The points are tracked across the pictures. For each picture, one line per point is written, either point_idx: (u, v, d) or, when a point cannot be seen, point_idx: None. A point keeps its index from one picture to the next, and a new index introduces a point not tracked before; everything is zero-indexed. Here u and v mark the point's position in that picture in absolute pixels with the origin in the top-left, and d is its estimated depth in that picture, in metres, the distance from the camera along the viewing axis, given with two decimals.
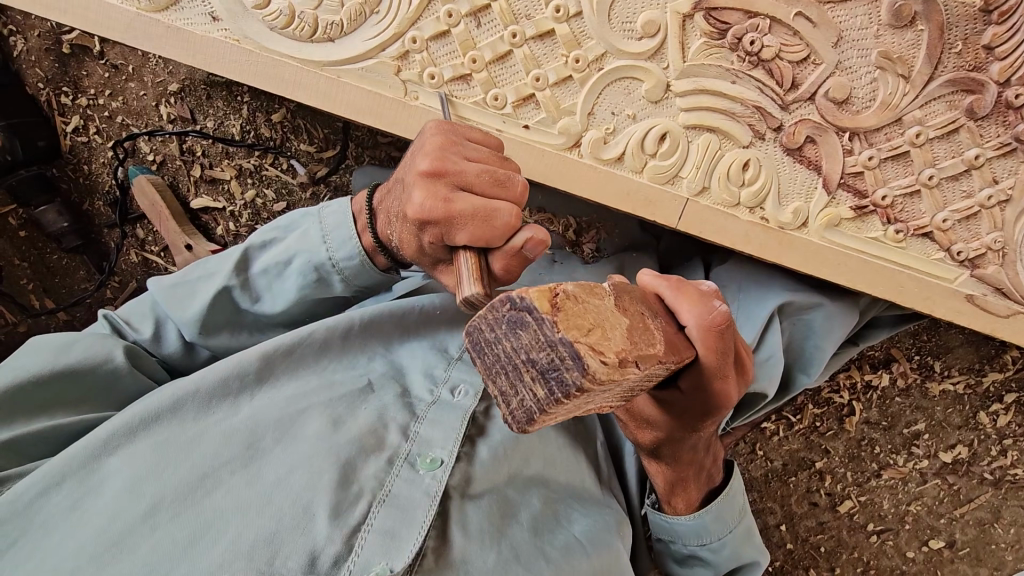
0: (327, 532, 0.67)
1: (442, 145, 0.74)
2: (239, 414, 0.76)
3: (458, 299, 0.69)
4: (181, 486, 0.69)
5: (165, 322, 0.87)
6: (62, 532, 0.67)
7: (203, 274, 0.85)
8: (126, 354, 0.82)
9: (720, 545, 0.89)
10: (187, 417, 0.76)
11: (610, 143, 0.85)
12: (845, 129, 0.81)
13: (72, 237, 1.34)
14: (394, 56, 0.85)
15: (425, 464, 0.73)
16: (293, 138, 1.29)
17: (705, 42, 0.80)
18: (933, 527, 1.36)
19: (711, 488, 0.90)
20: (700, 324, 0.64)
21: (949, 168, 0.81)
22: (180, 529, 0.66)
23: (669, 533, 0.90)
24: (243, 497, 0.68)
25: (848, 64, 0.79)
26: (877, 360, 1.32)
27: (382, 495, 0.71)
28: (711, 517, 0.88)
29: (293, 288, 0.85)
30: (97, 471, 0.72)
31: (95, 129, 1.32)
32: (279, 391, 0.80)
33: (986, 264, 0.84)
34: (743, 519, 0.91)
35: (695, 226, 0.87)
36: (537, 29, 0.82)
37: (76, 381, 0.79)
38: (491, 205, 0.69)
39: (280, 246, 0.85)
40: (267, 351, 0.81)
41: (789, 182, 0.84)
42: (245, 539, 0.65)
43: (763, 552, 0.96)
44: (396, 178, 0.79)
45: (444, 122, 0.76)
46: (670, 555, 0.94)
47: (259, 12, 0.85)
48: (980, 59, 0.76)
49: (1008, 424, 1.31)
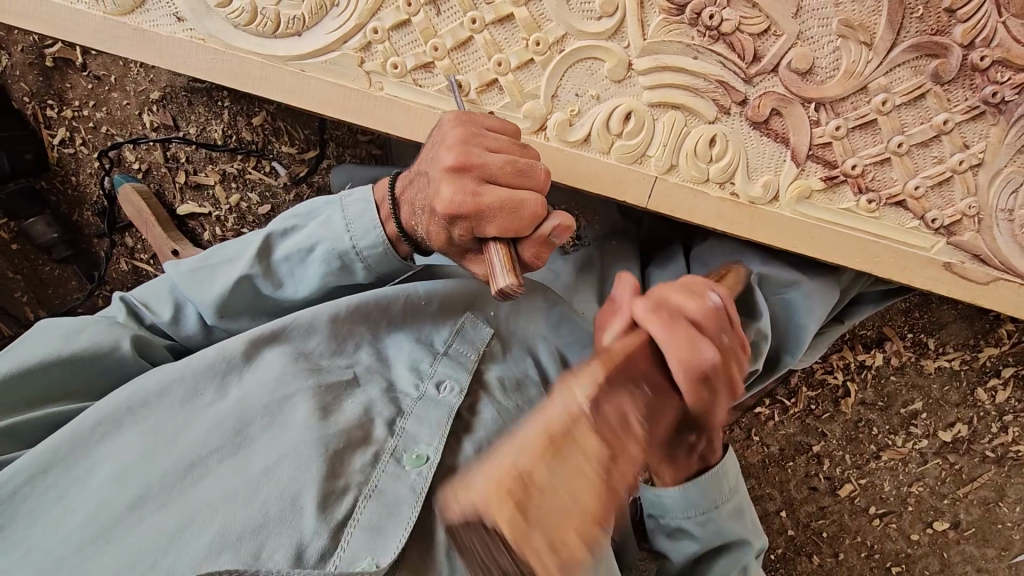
0: (315, 525, 0.67)
1: (465, 137, 0.73)
2: (227, 399, 0.76)
3: (492, 289, 0.69)
4: (170, 474, 0.70)
5: (184, 305, 0.86)
6: (49, 519, 0.68)
7: (224, 259, 0.84)
8: (133, 343, 0.81)
9: (705, 519, 0.84)
10: (174, 402, 0.75)
11: (575, 124, 0.85)
12: (810, 99, 0.81)
13: (62, 247, 1.37)
14: (356, 48, 0.86)
15: (412, 460, 0.73)
16: (275, 141, 1.30)
17: (664, 18, 0.80)
18: (937, 508, 1.33)
19: (702, 467, 0.82)
20: (685, 365, 0.69)
21: (918, 134, 0.80)
22: (166, 518, 0.67)
23: (657, 506, 0.85)
24: (231, 486, 0.69)
25: (810, 35, 0.79)
26: (870, 339, 1.30)
27: (368, 490, 0.71)
28: (700, 491, 0.82)
29: (316, 275, 0.84)
30: (83, 461, 0.71)
31: (81, 140, 1.33)
32: (266, 371, 0.78)
33: (963, 231, 0.83)
34: (733, 495, 0.86)
35: (663, 203, 0.87)
36: (495, 14, 0.83)
37: (86, 367, 0.79)
38: (519, 196, 0.70)
39: (302, 234, 0.83)
40: (255, 337, 0.79)
41: (758, 155, 0.84)
42: (232, 528, 0.66)
43: (751, 529, 0.90)
44: (419, 167, 0.79)
45: (464, 113, 0.76)
46: (659, 529, 0.90)
47: (222, 10, 0.86)
48: (943, 22, 0.76)
49: (1008, 400, 1.28)
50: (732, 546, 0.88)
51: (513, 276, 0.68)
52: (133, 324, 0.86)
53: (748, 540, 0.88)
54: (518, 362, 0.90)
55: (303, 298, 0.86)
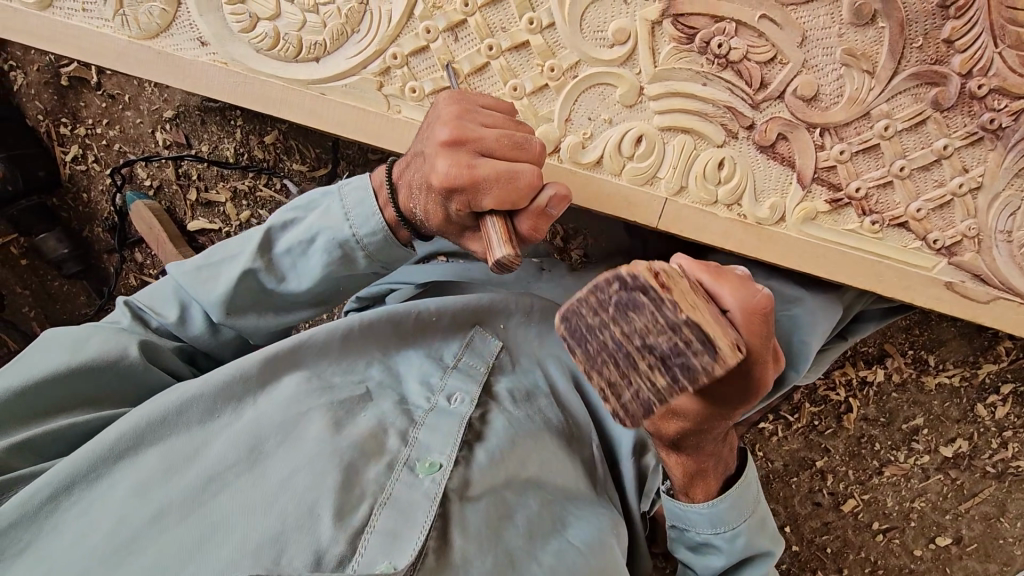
0: (332, 533, 0.68)
1: (459, 113, 0.74)
2: (243, 419, 0.76)
3: (489, 261, 0.71)
4: (188, 490, 0.70)
5: (190, 304, 0.87)
6: (69, 535, 0.68)
7: (227, 256, 0.84)
8: (141, 350, 0.81)
9: (734, 536, 0.83)
10: (192, 422, 0.76)
11: (588, 148, 0.88)
12: (814, 124, 0.84)
13: (72, 263, 1.39)
14: (376, 72, 0.89)
15: (424, 468, 0.74)
16: (286, 159, 1.31)
17: (674, 47, 0.83)
18: (939, 523, 1.34)
19: (727, 476, 0.83)
20: (744, 308, 0.60)
21: (919, 158, 0.83)
22: (188, 530, 0.67)
23: (681, 520, 0.84)
24: (249, 498, 0.69)
25: (814, 63, 0.82)
26: (871, 356, 1.31)
27: (383, 498, 0.72)
28: (726, 507, 0.81)
29: (319, 265, 0.83)
30: (104, 479, 0.72)
31: (93, 157, 1.35)
32: (279, 392, 0.79)
33: (963, 251, 0.86)
34: (758, 507, 0.85)
35: (675, 225, 0.89)
36: (511, 41, 0.86)
37: (96, 375, 0.79)
38: (514, 167, 0.71)
39: (302, 226, 0.83)
40: (271, 357, 0.80)
41: (765, 178, 0.87)
42: (253, 537, 0.66)
43: (775, 539, 0.87)
44: (417, 147, 0.79)
45: (457, 91, 0.76)
46: (680, 539, 0.88)
47: (245, 35, 0.89)
48: (942, 52, 0.79)
49: (1007, 416, 1.29)
50: (757, 559, 0.86)
51: (509, 247, 0.70)
52: (138, 327, 0.86)
53: (770, 552, 0.86)
54: (527, 374, 0.92)
55: (306, 291, 0.85)
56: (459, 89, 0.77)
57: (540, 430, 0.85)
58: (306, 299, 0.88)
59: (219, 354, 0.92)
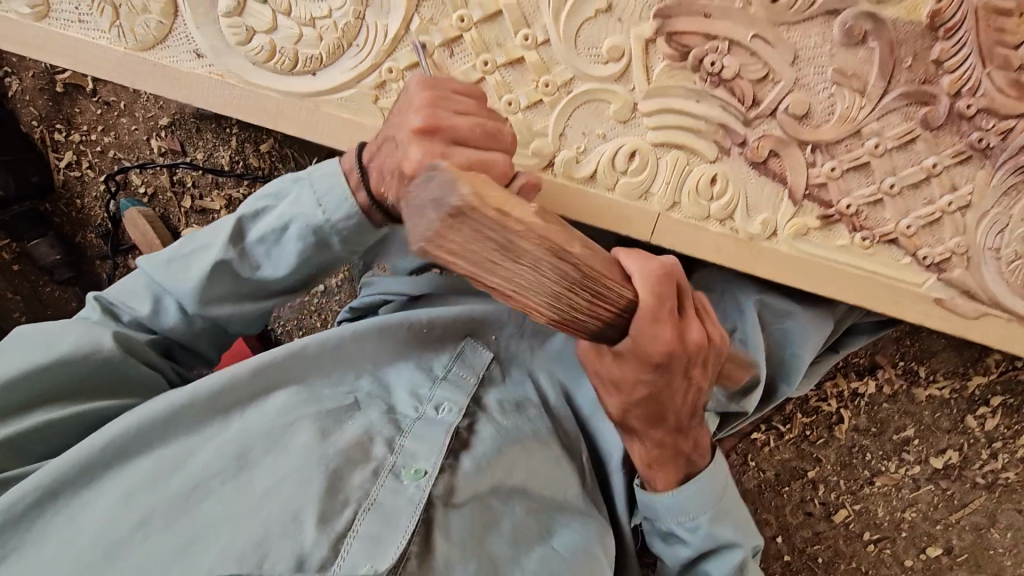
0: (314, 538, 0.67)
1: (431, 100, 0.72)
2: (230, 430, 0.75)
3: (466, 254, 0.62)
4: (173, 498, 0.69)
5: (162, 297, 0.86)
6: (55, 543, 0.67)
7: (198, 247, 0.84)
8: (116, 340, 0.80)
9: (695, 526, 0.83)
10: (180, 431, 0.75)
11: (582, 162, 0.89)
12: (806, 141, 0.85)
13: (64, 269, 1.40)
14: (372, 86, 0.89)
15: (410, 475, 0.74)
16: (282, 166, 1.30)
17: (668, 64, 0.84)
18: (930, 533, 1.35)
19: (691, 471, 0.82)
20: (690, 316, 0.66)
21: (909, 176, 0.84)
22: (174, 538, 0.66)
23: (647, 509, 0.84)
24: (235, 506, 0.68)
25: (806, 81, 0.83)
26: (862, 367, 1.32)
27: (367, 503, 0.71)
28: (688, 496, 0.81)
29: (293, 252, 0.83)
30: (93, 486, 0.71)
31: (88, 163, 1.35)
32: (268, 404, 0.78)
33: (952, 268, 0.87)
34: (725, 496, 0.84)
35: (667, 239, 0.90)
36: (507, 57, 0.87)
37: (73, 368, 0.77)
38: (487, 156, 0.68)
39: (274, 214, 0.83)
40: (261, 365, 0.79)
41: (757, 194, 0.88)
42: (238, 542, 0.65)
43: (746, 530, 0.86)
44: (388, 133, 0.75)
45: (429, 77, 0.75)
46: (653, 531, 0.88)
47: (242, 48, 0.89)
48: (931, 72, 0.80)
49: (997, 427, 1.30)
50: (725, 551, 0.85)
51: None
52: (111, 322, 0.84)
53: (739, 544, 0.85)
54: (518, 386, 0.92)
55: (281, 278, 0.85)
56: (432, 76, 0.74)
57: (527, 439, 0.85)
58: (285, 285, 0.87)
59: (196, 347, 0.90)
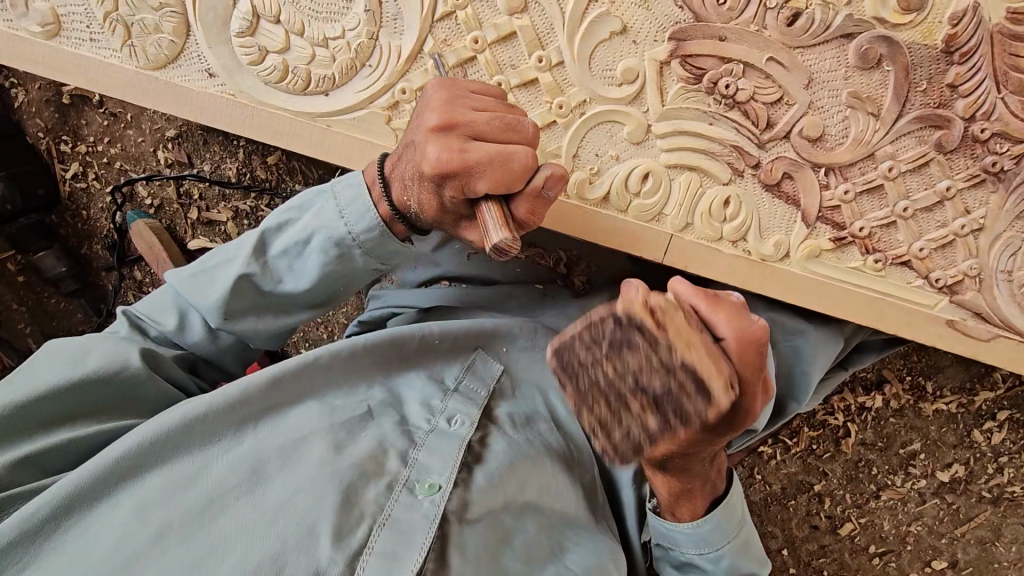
0: (330, 555, 0.66)
1: (449, 99, 0.73)
2: (244, 443, 0.74)
3: (488, 247, 0.71)
4: (189, 512, 0.67)
5: (188, 313, 0.86)
6: (66, 562, 0.64)
7: (223, 262, 0.83)
8: (142, 357, 0.80)
9: (717, 557, 0.83)
10: (193, 444, 0.73)
11: (595, 183, 0.90)
12: (820, 164, 0.85)
13: (70, 281, 1.42)
14: (384, 107, 0.90)
15: (424, 490, 0.73)
16: (289, 179, 1.28)
17: (682, 87, 0.84)
18: (935, 547, 1.35)
19: (714, 497, 0.83)
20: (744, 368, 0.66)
21: (922, 199, 0.84)
22: (193, 550, 0.64)
23: (666, 539, 0.84)
24: (250, 519, 0.67)
25: (820, 104, 0.83)
26: (870, 382, 1.32)
27: (382, 519, 0.70)
28: (712, 528, 0.82)
29: (315, 265, 0.82)
30: (107, 500, 0.69)
31: (94, 175, 1.35)
32: (282, 419, 0.77)
33: (964, 290, 0.87)
34: (743, 528, 0.85)
35: (681, 259, 0.91)
36: (520, 78, 0.87)
37: (98, 387, 0.76)
38: (506, 150, 0.70)
39: (297, 227, 0.82)
40: (273, 376, 0.77)
41: (770, 216, 0.88)
42: (254, 557, 0.64)
43: (761, 557, 0.89)
44: (409, 139, 0.78)
45: (446, 78, 0.76)
46: (666, 558, 0.89)
47: (254, 68, 0.90)
48: (945, 96, 0.80)
49: (1004, 442, 1.29)
50: None
51: (506, 231, 0.70)
52: (137, 337, 0.84)
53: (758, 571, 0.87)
54: (526, 400, 0.90)
55: (303, 291, 0.84)
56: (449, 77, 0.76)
57: (540, 454, 0.84)
58: (307, 298, 0.86)
59: (221, 361, 0.90)
